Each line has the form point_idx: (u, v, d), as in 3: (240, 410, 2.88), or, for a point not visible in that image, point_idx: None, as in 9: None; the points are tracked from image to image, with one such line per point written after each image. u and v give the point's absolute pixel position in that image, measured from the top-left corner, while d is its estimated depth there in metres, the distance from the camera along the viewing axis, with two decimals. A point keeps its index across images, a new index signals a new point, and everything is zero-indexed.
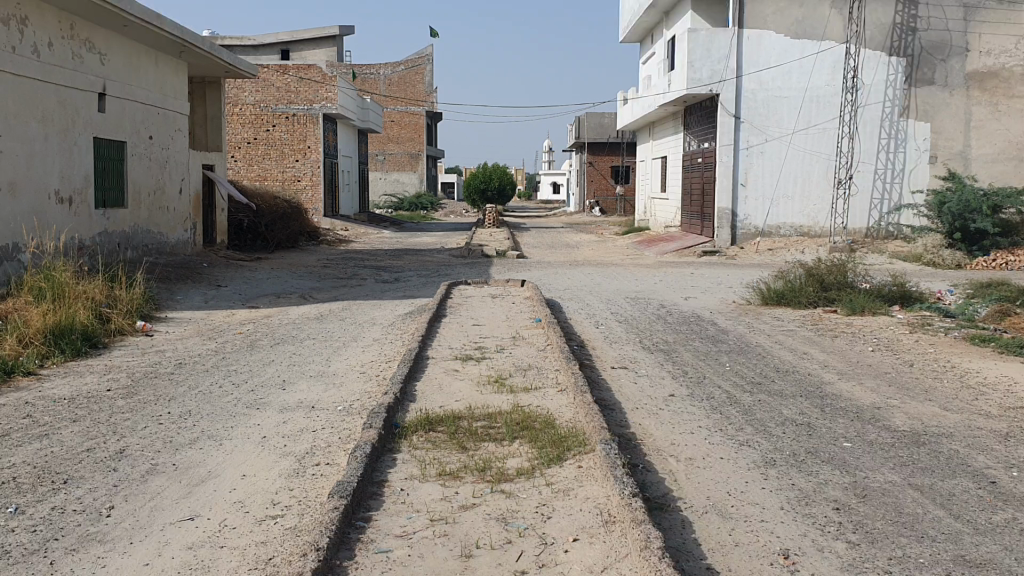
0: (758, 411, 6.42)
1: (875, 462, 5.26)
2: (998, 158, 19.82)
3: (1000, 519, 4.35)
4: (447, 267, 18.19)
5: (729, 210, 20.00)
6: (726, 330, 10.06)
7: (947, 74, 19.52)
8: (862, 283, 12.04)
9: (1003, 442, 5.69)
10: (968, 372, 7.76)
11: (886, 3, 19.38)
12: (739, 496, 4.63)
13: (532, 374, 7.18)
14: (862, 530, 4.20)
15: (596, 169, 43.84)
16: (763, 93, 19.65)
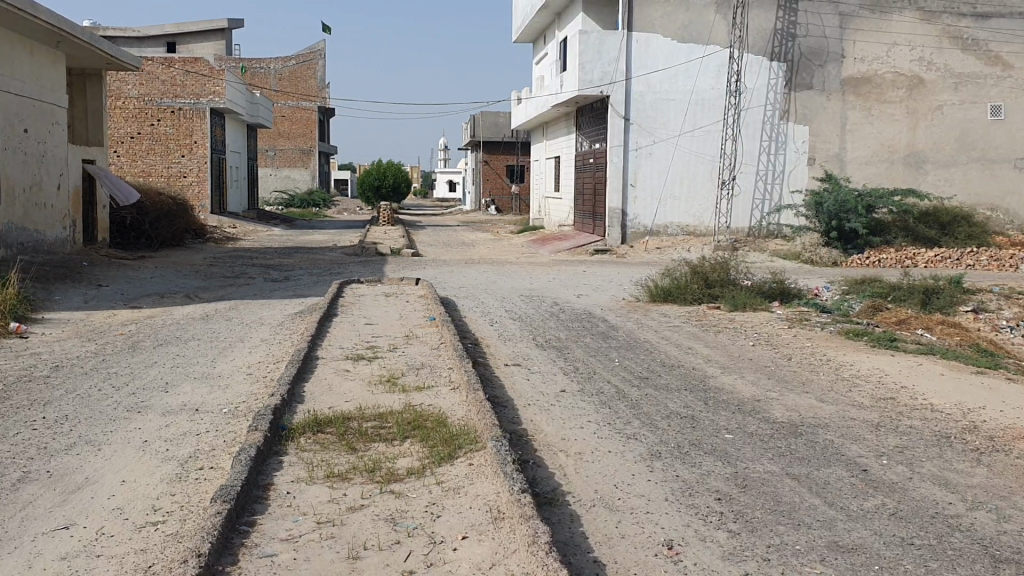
0: (645, 405, 6.56)
1: (755, 453, 5.44)
2: (872, 160, 20.77)
3: (871, 505, 4.55)
4: (340, 265, 17.92)
5: (619, 210, 20.31)
6: (617, 327, 10.23)
7: (824, 78, 20.36)
8: (744, 280, 12.42)
9: (874, 431, 5.96)
10: (843, 365, 8.11)
11: (767, 10, 20.05)
12: (626, 489, 4.72)
13: (424, 373, 7.15)
14: (742, 519, 4.34)
15: (491, 167, 43.94)
16: (650, 96, 20.04)
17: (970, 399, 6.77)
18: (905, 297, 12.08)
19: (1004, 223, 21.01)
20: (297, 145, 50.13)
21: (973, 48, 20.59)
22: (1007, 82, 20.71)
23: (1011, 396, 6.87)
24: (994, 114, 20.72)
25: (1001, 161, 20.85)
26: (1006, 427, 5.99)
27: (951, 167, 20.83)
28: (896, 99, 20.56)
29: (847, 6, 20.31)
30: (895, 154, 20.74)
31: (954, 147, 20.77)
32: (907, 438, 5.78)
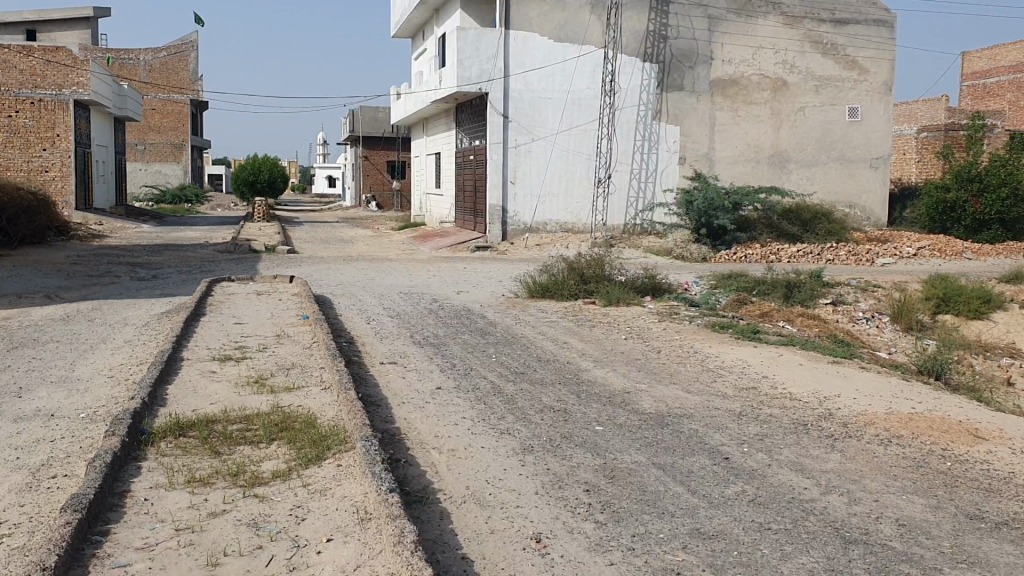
0: (519, 400, 6.61)
1: (624, 444, 5.54)
2: (739, 159, 21.58)
3: (732, 492, 4.70)
4: (212, 263, 17.37)
5: (499, 207, 20.30)
6: (494, 323, 10.25)
7: (694, 80, 20.99)
8: (618, 276, 12.65)
9: (737, 420, 6.17)
10: (709, 356, 8.37)
11: (640, 11, 20.46)
12: (497, 484, 4.73)
13: (295, 373, 7.00)
14: (608, 509, 4.41)
15: (371, 163, 43.47)
16: (528, 94, 20.10)
17: (826, 387, 7.09)
18: (769, 292, 12.56)
19: (861, 220, 22.27)
20: (168, 139, 48.25)
21: (832, 52, 21.61)
22: (863, 86, 21.88)
23: (863, 384, 7.24)
24: (852, 115, 21.87)
25: (858, 160, 22.07)
26: (858, 413, 6.30)
27: (812, 166, 21.90)
28: (762, 101, 21.44)
29: (715, 9, 20.95)
30: (761, 154, 21.64)
31: (815, 147, 21.84)
32: (767, 426, 6.01)
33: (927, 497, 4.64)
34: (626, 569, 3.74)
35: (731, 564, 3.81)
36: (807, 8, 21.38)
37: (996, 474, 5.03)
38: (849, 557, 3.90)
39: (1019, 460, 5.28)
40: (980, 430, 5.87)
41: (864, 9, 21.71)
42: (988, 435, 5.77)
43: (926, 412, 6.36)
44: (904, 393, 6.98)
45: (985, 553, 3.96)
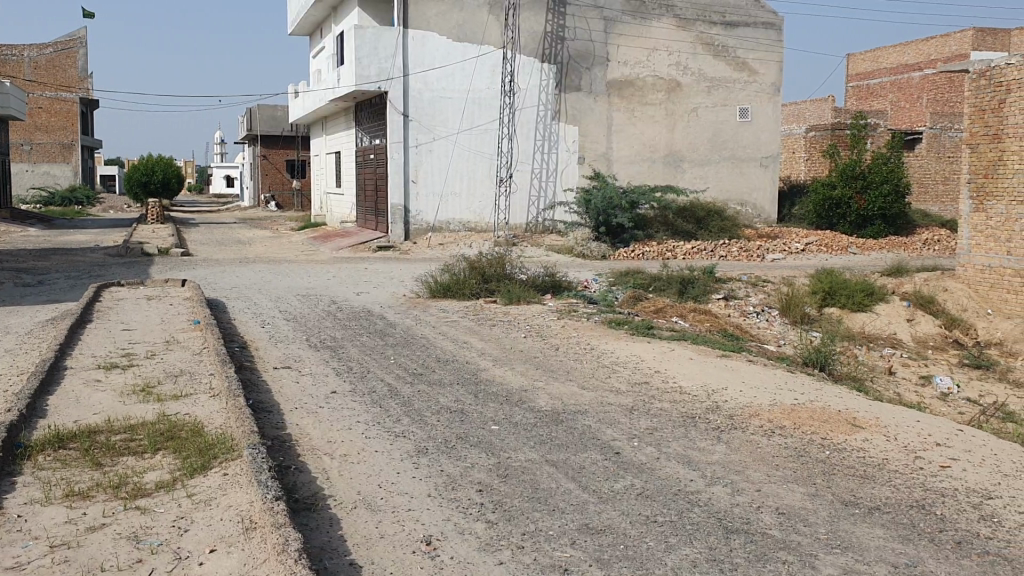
0: (415, 402, 6.59)
1: (519, 442, 5.59)
2: (636, 159, 22.00)
3: (621, 486, 4.80)
4: (102, 267, 16.80)
5: (401, 207, 20.10)
6: (394, 324, 10.18)
7: (591, 81, 21.27)
8: (519, 275, 12.72)
9: (628, 414, 6.30)
10: (605, 352, 8.52)
11: (537, 12, 20.59)
12: (389, 488, 4.72)
13: (182, 380, 6.83)
14: (499, 509, 4.45)
15: (270, 163, 42.66)
16: (428, 93, 19.95)
17: (715, 380, 7.28)
18: (665, 287, 12.90)
19: (752, 216, 22.99)
20: (57, 139, 46.43)
21: (722, 54, 22.20)
22: (753, 86, 22.54)
23: (749, 376, 7.46)
24: (743, 115, 22.51)
25: (748, 159, 22.73)
26: (744, 406, 6.48)
27: (705, 165, 22.48)
28: (656, 102, 21.88)
29: (611, 11, 21.27)
30: (656, 153, 22.10)
31: (708, 146, 22.40)
32: (658, 420, 6.14)
33: (807, 485, 4.82)
34: (515, 568, 3.77)
35: (617, 558, 3.89)
36: (699, 10, 21.89)
37: (870, 461, 5.25)
38: (730, 546, 4.03)
39: (893, 447, 5.52)
40: (857, 419, 6.12)
41: (753, 12, 22.35)
42: (865, 423, 6.02)
43: (807, 403, 6.59)
44: (788, 385, 7.21)
45: (857, 537, 4.13)
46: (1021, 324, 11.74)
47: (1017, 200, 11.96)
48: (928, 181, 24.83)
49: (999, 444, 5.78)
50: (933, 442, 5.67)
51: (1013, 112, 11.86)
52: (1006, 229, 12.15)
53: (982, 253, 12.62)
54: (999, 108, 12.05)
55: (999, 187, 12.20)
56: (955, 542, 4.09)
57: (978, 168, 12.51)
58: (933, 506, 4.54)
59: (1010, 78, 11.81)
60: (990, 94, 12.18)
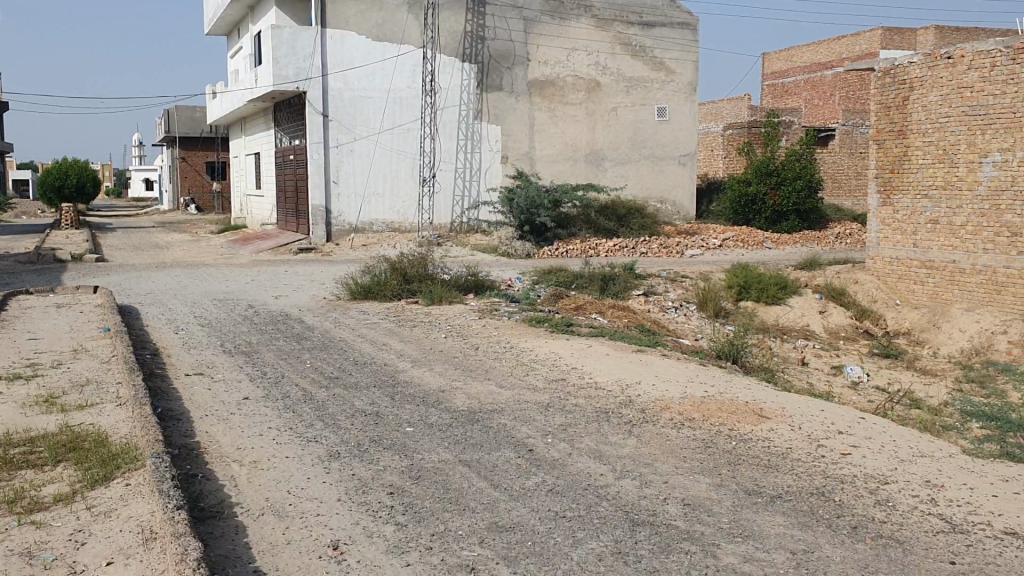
0: (329, 406, 6.52)
1: (433, 444, 5.59)
2: (557, 158, 22.16)
3: (531, 483, 4.84)
4: (10, 274, 16.26)
5: (322, 208, 19.77)
6: (312, 327, 10.09)
7: (512, 81, 21.36)
8: (440, 274, 12.68)
9: (543, 412, 6.35)
10: (524, 351, 8.56)
11: (457, 12, 20.55)
12: (298, 493, 4.67)
13: (89, 390, 6.65)
14: (410, 510, 4.44)
15: (189, 164, 41.78)
16: (348, 93, 19.66)
17: (628, 375, 7.40)
18: (586, 284, 13.05)
19: (672, 214, 23.39)
20: None
21: (640, 53, 22.51)
22: (670, 86, 22.90)
23: (662, 370, 7.58)
24: (661, 115, 22.86)
25: (667, 157, 23.12)
26: (655, 399, 6.59)
27: (625, 163, 22.77)
28: (577, 101, 22.07)
29: (530, 11, 21.37)
30: (577, 152, 22.30)
31: (627, 145, 22.70)
32: (571, 416, 6.23)
33: (712, 476, 4.93)
34: (421, 569, 3.78)
35: (524, 555, 3.93)
36: (616, 11, 22.14)
37: (774, 450, 5.39)
38: (636, 538, 4.10)
39: (797, 436, 5.67)
40: (763, 409, 6.27)
41: (668, 12, 22.72)
42: (770, 414, 6.18)
43: (716, 395, 6.73)
44: (698, 377, 7.37)
45: (758, 526, 4.24)
46: (926, 314, 12.12)
47: (921, 193, 12.30)
48: (842, 176, 25.54)
49: (897, 430, 5.98)
50: (835, 430, 5.84)
51: (916, 109, 12.21)
52: (912, 221, 12.49)
53: (890, 245, 12.93)
54: (904, 105, 12.40)
55: (904, 181, 12.55)
56: (851, 527, 4.23)
57: (884, 164, 12.84)
58: (833, 493, 4.68)
59: (913, 75, 12.18)
60: (895, 91, 12.55)
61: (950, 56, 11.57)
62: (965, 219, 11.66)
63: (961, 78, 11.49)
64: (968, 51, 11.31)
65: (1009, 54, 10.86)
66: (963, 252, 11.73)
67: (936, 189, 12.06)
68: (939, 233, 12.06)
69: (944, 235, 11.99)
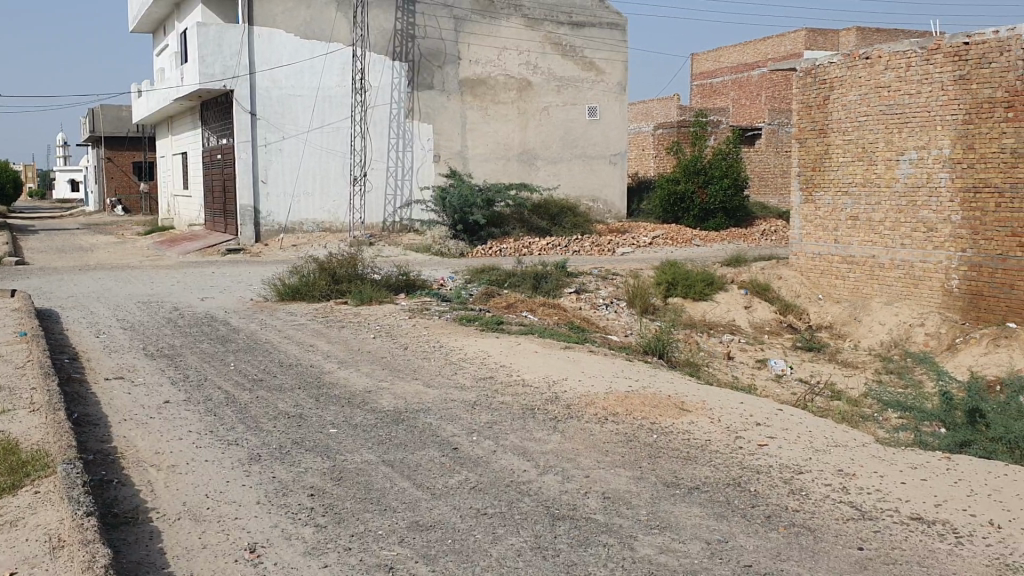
0: (253, 408, 6.44)
1: (356, 444, 5.56)
2: (489, 157, 22.16)
3: (455, 481, 4.84)
4: None
5: (251, 208, 19.48)
6: (237, 329, 9.94)
7: (443, 79, 21.31)
8: (370, 274, 12.59)
9: (470, 410, 6.35)
10: (452, 350, 8.55)
11: (386, 10, 20.43)
12: (216, 497, 4.60)
13: (1, 396, 6.45)
14: (330, 512, 4.41)
15: (116, 165, 40.81)
16: (276, 92, 19.41)
17: (555, 371, 7.45)
18: (519, 283, 13.10)
19: (603, 212, 23.60)
20: None
21: (570, 53, 22.65)
22: (600, 86, 23.09)
23: (589, 366, 7.65)
24: (592, 114, 23.04)
25: (598, 157, 23.33)
26: (581, 395, 6.64)
27: (557, 163, 22.89)
28: (508, 101, 22.12)
29: (459, 10, 21.36)
30: (509, 152, 22.34)
31: (559, 144, 22.83)
32: (498, 414, 6.23)
33: (633, 469, 4.99)
34: (339, 570, 3.76)
35: (443, 553, 3.93)
36: (545, 10, 22.25)
37: (695, 442, 5.49)
38: (555, 533, 4.13)
39: (716, 428, 5.77)
40: (685, 403, 6.37)
41: (598, 12, 22.90)
42: (691, 407, 6.28)
43: (641, 390, 6.81)
44: (624, 373, 7.45)
45: (675, 517, 4.30)
46: (847, 307, 12.43)
47: (841, 190, 12.60)
48: (767, 174, 26.06)
49: (813, 421, 6.13)
50: (753, 421, 5.96)
51: (837, 108, 12.50)
52: (833, 218, 12.80)
53: (812, 242, 13.22)
54: (824, 104, 12.68)
55: (825, 179, 12.84)
56: (765, 517, 4.32)
57: (806, 162, 13.13)
58: (749, 483, 4.77)
59: (833, 76, 12.46)
60: (815, 91, 12.82)
61: (868, 56, 11.88)
62: (884, 215, 11.99)
63: (879, 78, 11.80)
64: (886, 52, 11.63)
65: (923, 55, 11.17)
66: (882, 247, 12.06)
67: (855, 186, 12.37)
68: (859, 229, 12.37)
69: (864, 231, 12.31)
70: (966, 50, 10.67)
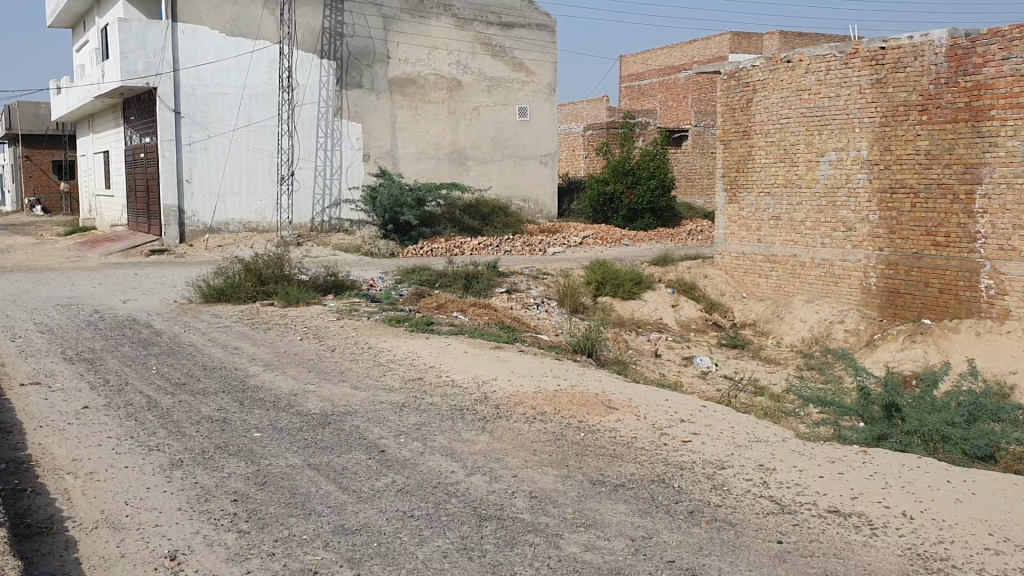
0: (175, 413, 6.31)
1: (281, 448, 5.48)
2: (420, 157, 22.06)
3: (381, 484, 4.81)
4: None
5: (175, 208, 19.06)
6: (160, 332, 9.72)
7: (372, 78, 21.16)
8: (297, 275, 12.43)
9: (398, 412, 6.32)
10: (381, 351, 8.48)
11: (314, 8, 20.20)
12: (135, 504, 4.50)
13: None
14: (254, 517, 4.35)
15: (34, 164, 39.55)
16: (201, 89, 19.03)
17: (485, 372, 7.46)
18: (449, 283, 13.07)
19: (534, 212, 23.70)
20: None
21: (500, 53, 22.69)
22: (530, 86, 23.19)
23: (518, 366, 7.67)
24: (522, 114, 23.13)
25: (528, 157, 23.43)
26: (510, 395, 6.66)
27: (488, 162, 22.91)
28: (438, 100, 22.06)
29: (389, 9, 21.23)
30: (440, 151, 22.27)
31: (490, 145, 22.86)
32: (426, 415, 6.21)
33: (559, 468, 5.02)
34: None
35: (368, 556, 3.90)
36: (475, 11, 22.28)
37: (621, 439, 5.55)
38: (481, 534, 4.13)
39: (642, 425, 5.84)
40: (611, 401, 6.44)
41: (527, 13, 22.99)
42: (618, 404, 6.35)
43: (569, 389, 6.86)
44: (553, 372, 7.49)
45: (600, 514, 4.35)
46: (770, 305, 12.70)
47: (764, 191, 12.86)
48: (694, 175, 26.48)
49: (736, 417, 6.25)
50: (678, 418, 6.05)
51: (759, 110, 12.75)
52: (756, 218, 13.05)
53: (736, 241, 13.47)
54: (747, 107, 12.92)
55: (749, 180, 13.09)
56: (687, 512, 4.38)
57: (730, 163, 13.37)
58: (672, 480, 4.84)
59: (756, 79, 12.71)
60: (739, 94, 13.06)
61: (790, 60, 12.15)
62: (805, 215, 12.27)
63: (800, 81, 12.06)
64: (807, 56, 11.90)
65: (842, 59, 11.46)
66: (803, 246, 12.34)
67: (777, 187, 12.63)
68: (782, 229, 12.64)
69: (786, 230, 12.58)
70: (883, 54, 10.96)
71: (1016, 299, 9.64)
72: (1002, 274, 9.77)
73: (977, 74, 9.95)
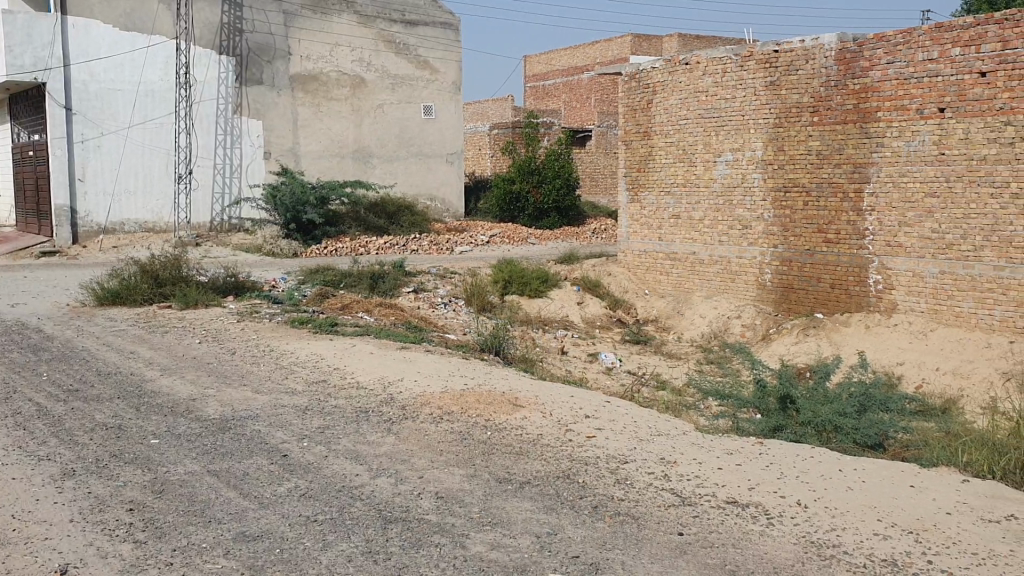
0: (67, 420, 6.08)
1: (180, 455, 5.34)
2: (323, 156, 21.77)
3: (284, 489, 4.74)
4: None
5: (67, 208, 18.30)
6: (50, 337, 9.34)
7: (273, 75, 20.78)
8: (196, 276, 12.12)
9: (300, 415, 6.22)
10: (283, 354, 8.33)
11: (212, 3, 19.70)
12: (24, 517, 4.32)
13: None
14: (150, 526, 4.22)
15: None
16: (95, 85, 18.31)
17: (390, 372, 7.41)
18: (354, 282, 12.94)
19: (440, 211, 23.65)
20: None
21: (403, 51, 22.63)
22: (434, 85, 23.20)
23: (424, 366, 7.64)
24: (427, 113, 23.12)
25: (434, 156, 23.39)
26: (416, 395, 6.65)
27: (393, 161, 22.77)
28: (342, 98, 21.82)
29: (289, 5, 20.89)
30: (344, 150, 22.01)
31: (395, 143, 22.73)
32: (330, 418, 6.13)
33: (465, 467, 5.03)
34: None
35: (271, 562, 3.84)
36: (377, 8, 22.17)
37: (527, 437, 5.59)
38: (386, 536, 4.11)
39: (547, 423, 5.89)
40: (517, 399, 6.47)
41: (430, 12, 23.00)
42: (524, 403, 6.39)
43: (474, 388, 6.88)
44: (459, 371, 7.48)
45: (506, 512, 4.36)
46: (671, 302, 12.98)
47: (664, 190, 13.11)
48: (598, 175, 26.88)
49: (638, 411, 6.37)
50: (582, 415, 6.12)
51: (659, 111, 13.00)
52: (656, 217, 13.29)
53: (638, 240, 13.69)
54: (648, 107, 13.15)
55: (650, 179, 13.33)
56: (591, 507, 4.44)
57: (632, 163, 13.58)
58: (576, 475, 4.90)
59: (656, 80, 12.95)
60: (640, 94, 13.28)
61: (688, 62, 12.42)
62: (703, 214, 12.55)
63: (699, 83, 12.34)
64: (704, 59, 12.18)
65: (738, 62, 11.77)
66: (702, 244, 12.62)
67: (677, 186, 12.89)
68: (681, 227, 12.91)
69: (685, 229, 12.85)
70: (776, 57, 11.29)
71: (902, 293, 10.08)
72: (889, 270, 10.21)
73: (864, 77, 10.35)
